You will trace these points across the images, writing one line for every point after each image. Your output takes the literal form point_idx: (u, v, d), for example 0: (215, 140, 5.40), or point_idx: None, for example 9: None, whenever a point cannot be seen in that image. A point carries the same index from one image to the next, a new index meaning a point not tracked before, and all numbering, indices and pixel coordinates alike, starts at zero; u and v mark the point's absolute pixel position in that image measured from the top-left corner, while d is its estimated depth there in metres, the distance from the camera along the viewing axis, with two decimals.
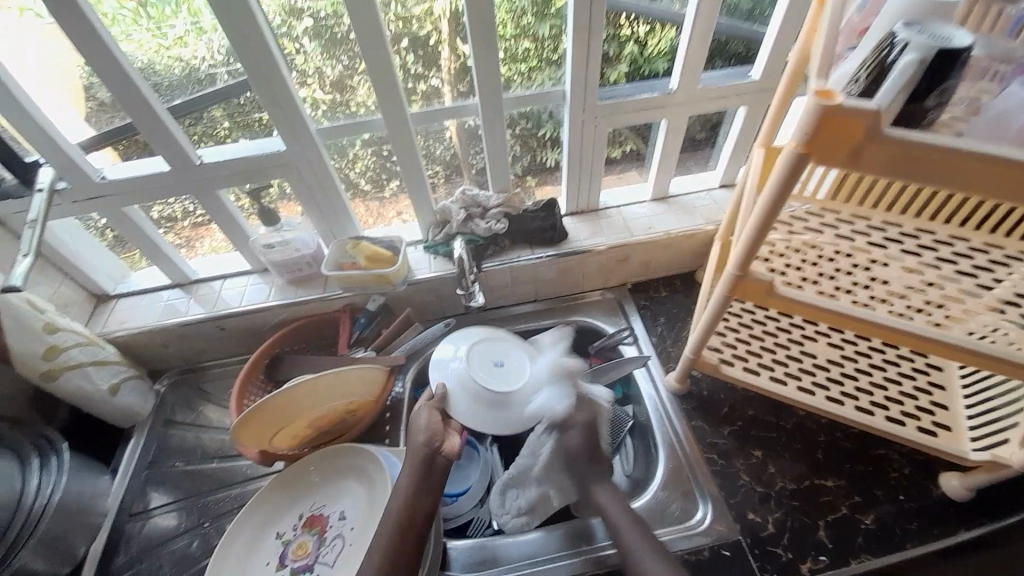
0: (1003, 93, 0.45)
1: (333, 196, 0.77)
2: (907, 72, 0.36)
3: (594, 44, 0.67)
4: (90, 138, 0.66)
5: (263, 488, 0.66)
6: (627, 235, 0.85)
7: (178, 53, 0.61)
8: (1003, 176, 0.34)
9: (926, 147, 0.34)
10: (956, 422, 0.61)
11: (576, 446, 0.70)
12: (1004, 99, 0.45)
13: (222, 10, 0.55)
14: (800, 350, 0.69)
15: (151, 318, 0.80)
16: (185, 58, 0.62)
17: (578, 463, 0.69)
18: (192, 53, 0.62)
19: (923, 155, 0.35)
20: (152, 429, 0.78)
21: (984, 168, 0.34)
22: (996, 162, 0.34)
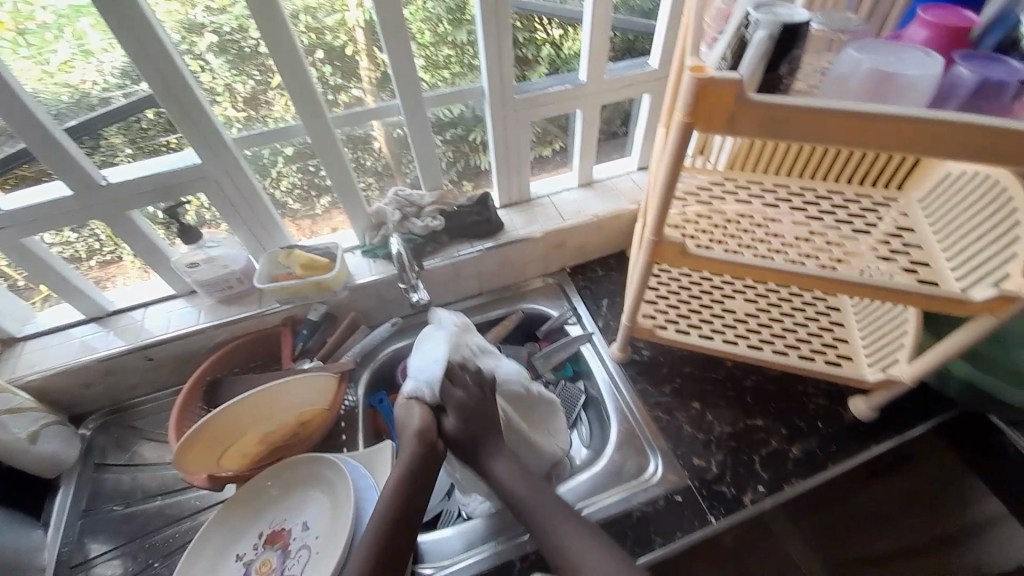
0: (841, 58, 0.48)
1: (261, 210, 0.75)
2: (761, 45, 0.43)
3: (505, 44, 0.71)
4: None
5: (220, 509, 0.63)
6: (560, 220, 0.89)
7: (64, 79, 0.58)
8: (854, 126, 0.40)
9: (808, 108, 0.40)
10: (854, 353, 0.70)
11: (451, 428, 0.60)
12: (842, 63, 0.48)
13: (123, 28, 0.53)
14: (722, 309, 0.75)
15: (66, 357, 0.74)
16: (73, 84, 0.59)
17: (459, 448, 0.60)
18: (80, 78, 0.59)
19: (798, 116, 0.40)
20: (82, 475, 0.72)
21: (861, 123, 0.40)
22: (866, 118, 0.40)
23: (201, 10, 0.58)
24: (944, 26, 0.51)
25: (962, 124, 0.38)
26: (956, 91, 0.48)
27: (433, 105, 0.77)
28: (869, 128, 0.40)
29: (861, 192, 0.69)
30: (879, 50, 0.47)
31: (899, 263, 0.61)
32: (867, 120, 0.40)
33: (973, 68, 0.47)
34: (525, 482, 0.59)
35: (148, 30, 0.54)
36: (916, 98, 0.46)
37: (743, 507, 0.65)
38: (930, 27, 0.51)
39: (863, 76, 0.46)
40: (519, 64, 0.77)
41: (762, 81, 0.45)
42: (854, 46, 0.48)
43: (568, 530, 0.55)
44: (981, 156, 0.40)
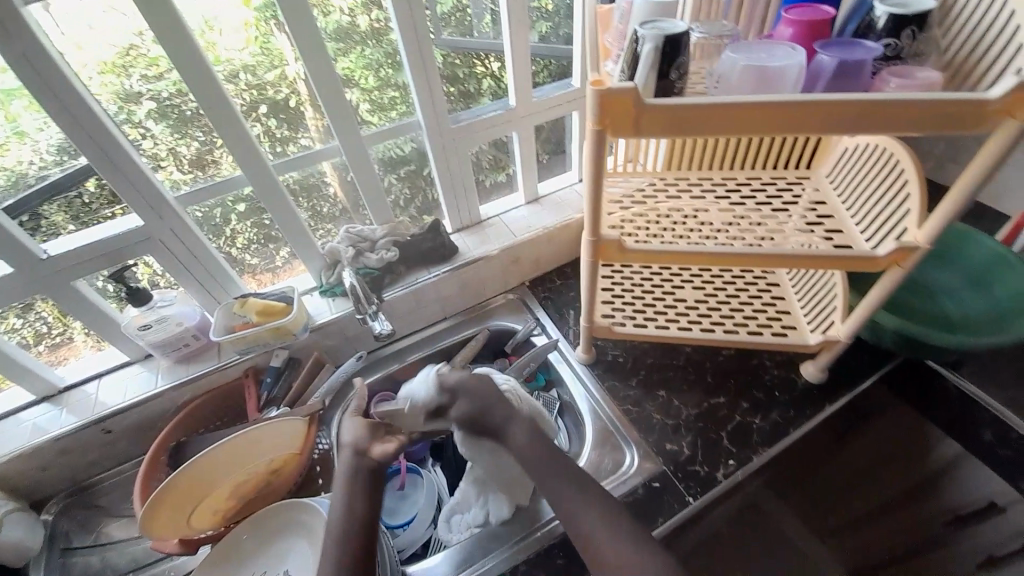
0: (722, 60, 0.54)
1: (212, 265, 0.75)
2: (649, 56, 0.48)
3: (436, 82, 0.75)
4: None
5: (197, 569, 0.61)
6: (513, 237, 0.93)
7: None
8: (741, 116, 0.45)
9: (697, 106, 0.45)
10: (797, 321, 0.75)
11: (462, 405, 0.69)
12: (722, 64, 0.54)
13: (59, 103, 0.55)
14: (673, 299, 0.80)
15: (16, 442, 0.71)
16: (8, 166, 0.59)
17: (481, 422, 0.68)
18: (16, 159, 0.59)
19: (713, 112, 0.45)
20: (51, 563, 0.69)
21: (773, 113, 0.45)
22: (777, 106, 0.44)
23: (137, 79, 0.60)
24: (804, 23, 0.58)
25: (850, 101, 0.43)
26: (822, 74, 0.55)
27: (373, 141, 0.79)
28: (756, 115, 0.45)
29: (777, 174, 0.75)
30: (750, 48, 0.53)
31: (818, 232, 0.67)
32: (753, 109, 0.45)
33: (831, 54, 0.54)
34: (534, 439, 0.65)
35: (83, 105, 0.56)
36: (789, 84, 0.51)
37: (717, 482, 0.67)
38: (793, 25, 0.58)
39: (740, 72, 0.52)
40: (463, 98, 0.83)
41: (655, 88, 0.50)
42: (729, 48, 0.54)
43: (563, 484, 0.60)
44: (872, 126, 0.45)
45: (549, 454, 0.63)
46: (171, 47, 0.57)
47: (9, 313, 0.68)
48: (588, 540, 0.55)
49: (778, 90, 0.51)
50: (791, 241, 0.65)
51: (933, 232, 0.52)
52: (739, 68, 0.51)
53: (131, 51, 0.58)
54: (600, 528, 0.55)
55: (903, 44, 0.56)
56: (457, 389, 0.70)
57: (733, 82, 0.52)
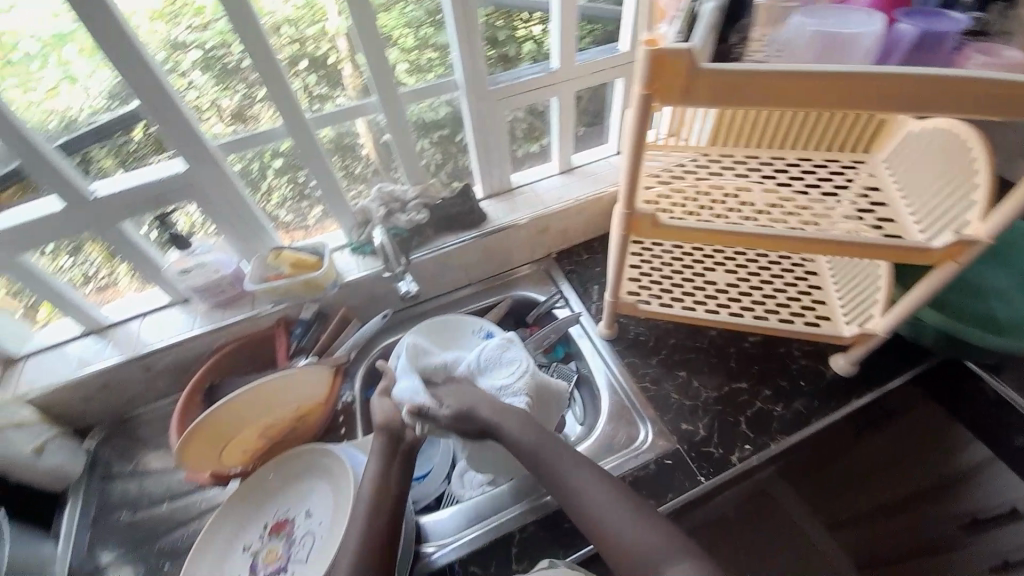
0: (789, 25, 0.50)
1: (248, 216, 0.77)
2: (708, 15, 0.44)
3: (478, 42, 0.73)
4: None
5: (223, 505, 0.63)
6: (543, 207, 0.91)
7: (51, 106, 0.60)
8: (802, 87, 0.42)
9: (756, 74, 0.42)
10: (832, 312, 0.72)
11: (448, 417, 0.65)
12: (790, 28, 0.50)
13: (111, 47, 0.55)
14: (703, 280, 0.78)
15: (67, 371, 0.76)
16: (60, 109, 0.61)
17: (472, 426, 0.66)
18: (68, 104, 0.61)
19: (754, 81, 0.42)
20: (89, 488, 0.76)
21: (821, 85, 0.42)
22: (826, 79, 0.41)
23: (183, 29, 0.60)
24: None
25: (907, 76, 0.40)
26: (899, 45, 0.50)
27: (411, 100, 0.78)
28: (819, 87, 0.42)
29: (828, 156, 0.71)
30: (821, 14, 0.49)
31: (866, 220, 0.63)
32: (816, 80, 0.42)
33: (912, 23, 0.49)
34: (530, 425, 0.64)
35: (134, 54, 0.57)
36: (862, 55, 0.48)
37: (730, 465, 0.67)
38: None
39: (809, 38, 0.48)
40: (501, 62, 0.80)
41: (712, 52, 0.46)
42: (800, 12, 0.50)
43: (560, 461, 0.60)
44: (930, 106, 0.42)
45: (545, 444, 0.61)
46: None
47: (60, 252, 0.71)
48: (595, 527, 0.54)
49: (849, 60, 0.48)
50: (837, 228, 0.62)
51: (997, 225, 0.48)
52: (809, 32, 0.48)
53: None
54: (598, 501, 0.55)
55: (989, 19, 0.53)
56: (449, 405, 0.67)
57: (800, 48, 0.49)
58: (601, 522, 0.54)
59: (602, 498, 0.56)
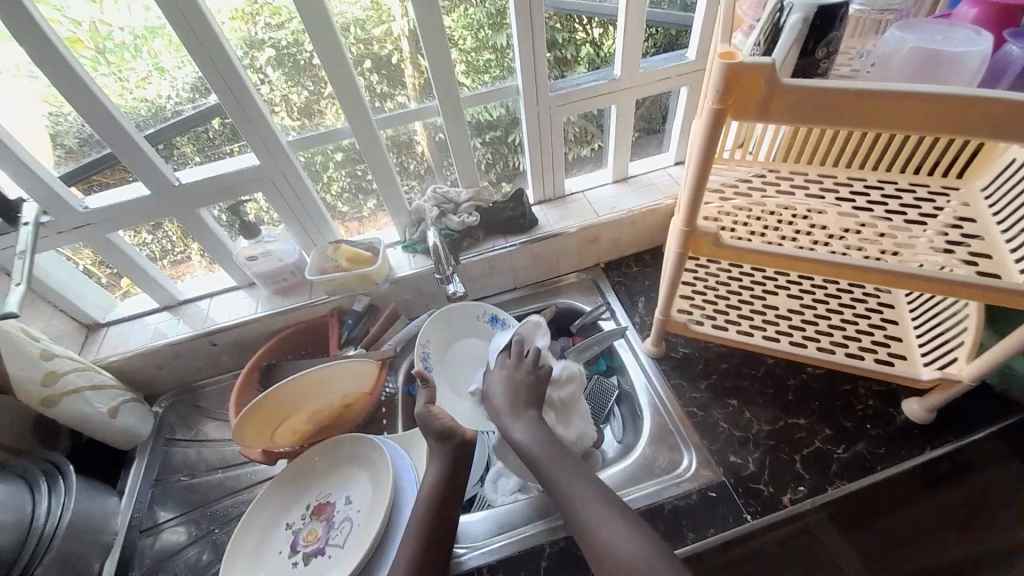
0: (882, 41, 0.46)
1: (310, 209, 0.80)
2: (794, 29, 0.40)
3: (540, 46, 0.72)
4: (66, 173, 0.68)
5: (271, 483, 0.67)
6: (595, 216, 0.90)
7: (143, 94, 0.65)
8: (902, 107, 0.39)
9: (843, 90, 0.39)
10: (908, 350, 0.67)
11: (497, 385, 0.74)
12: (883, 45, 0.46)
13: (199, 47, 0.59)
14: (762, 304, 0.74)
15: (144, 341, 0.83)
16: (150, 98, 0.66)
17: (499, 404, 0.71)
18: (157, 92, 0.66)
19: (837, 99, 0.39)
20: (154, 448, 0.82)
21: (917, 107, 0.38)
22: (927, 100, 0.38)
23: (261, 26, 0.63)
24: (993, 3, 0.48)
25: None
26: (1009, 68, 0.45)
27: (470, 103, 0.79)
28: (923, 109, 0.38)
29: (917, 179, 0.64)
30: (924, 28, 0.44)
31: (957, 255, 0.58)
32: (921, 101, 0.38)
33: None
34: (534, 431, 0.66)
35: (218, 54, 0.61)
36: (965, 77, 0.43)
37: (781, 506, 0.63)
38: (978, 6, 0.49)
39: (904, 56, 0.44)
40: (558, 65, 0.79)
41: (797, 66, 0.42)
42: (897, 26, 0.45)
43: (551, 466, 0.62)
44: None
45: (550, 450, 0.63)
46: None
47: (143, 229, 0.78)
48: (585, 528, 0.54)
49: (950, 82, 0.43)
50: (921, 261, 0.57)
51: None
52: (908, 48, 0.43)
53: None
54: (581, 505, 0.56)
55: None
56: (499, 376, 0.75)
57: (892, 67, 0.45)
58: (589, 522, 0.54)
59: (595, 503, 0.56)
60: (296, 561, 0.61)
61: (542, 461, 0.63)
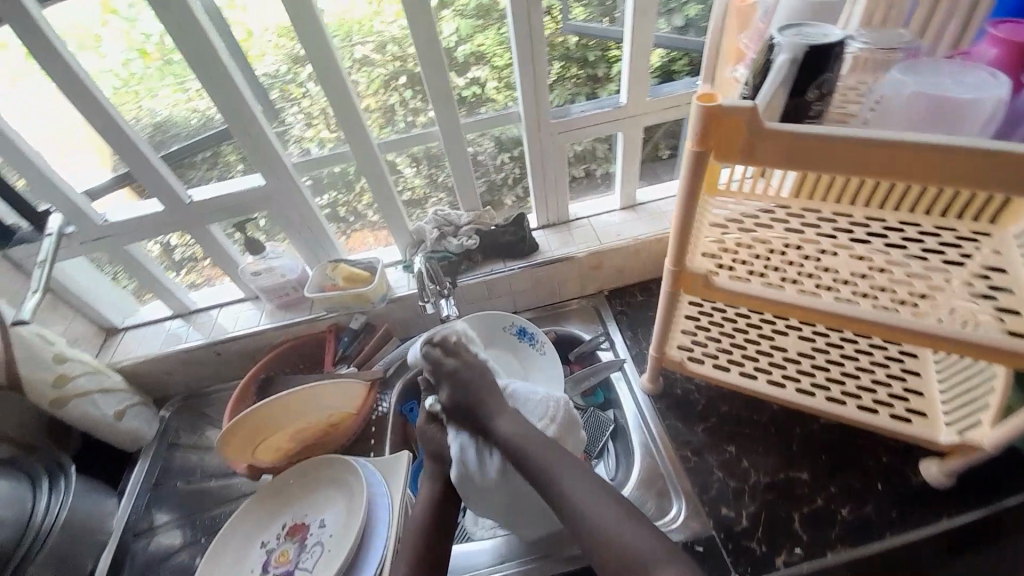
0: (884, 81, 0.42)
1: (315, 228, 0.82)
2: (781, 70, 0.38)
3: (540, 75, 0.71)
4: (108, 182, 0.73)
5: (248, 501, 0.68)
6: (596, 242, 0.88)
7: (196, 105, 0.68)
8: (894, 158, 0.36)
9: (825, 137, 0.36)
10: (929, 408, 0.62)
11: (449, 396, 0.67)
12: (883, 87, 0.42)
13: (213, 82, 0.63)
14: (770, 345, 0.70)
15: (156, 346, 0.87)
16: (202, 109, 0.69)
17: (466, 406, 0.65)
18: (208, 104, 0.68)
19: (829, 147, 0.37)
20: (156, 453, 0.85)
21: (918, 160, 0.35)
22: (932, 154, 0.35)
23: None
24: (1017, 41, 0.43)
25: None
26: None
27: (470, 130, 0.79)
28: (918, 161, 0.35)
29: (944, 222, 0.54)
30: (930, 70, 0.41)
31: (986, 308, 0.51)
32: (916, 152, 0.35)
33: None
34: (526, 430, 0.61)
35: (229, 82, 0.63)
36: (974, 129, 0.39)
37: (774, 568, 0.59)
38: (1000, 45, 0.44)
39: (906, 100, 0.40)
40: (589, 82, 0.78)
41: (786, 107, 0.39)
42: (899, 67, 0.42)
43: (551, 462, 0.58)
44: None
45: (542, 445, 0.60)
46: (296, 23, 0.61)
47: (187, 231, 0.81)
48: (591, 531, 0.52)
49: (957, 130, 0.39)
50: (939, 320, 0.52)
51: None
52: (906, 94, 0.40)
53: None
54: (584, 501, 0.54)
55: None
56: (454, 375, 0.68)
57: (895, 112, 0.41)
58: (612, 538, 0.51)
59: (601, 504, 0.54)
60: None
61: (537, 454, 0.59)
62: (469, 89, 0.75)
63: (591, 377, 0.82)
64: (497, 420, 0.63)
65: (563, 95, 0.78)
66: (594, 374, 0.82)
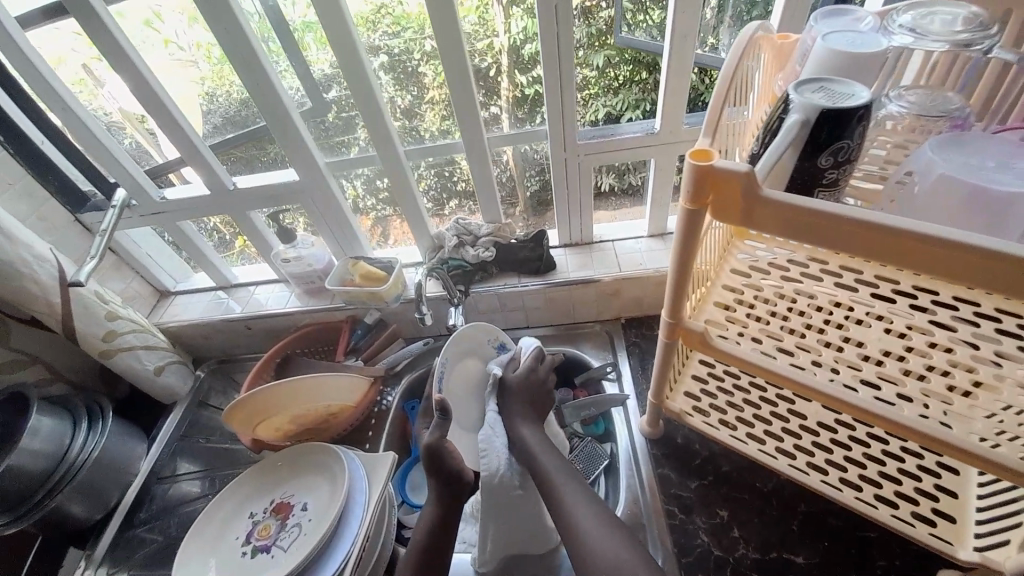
0: (918, 154, 0.37)
1: (341, 223, 0.86)
2: (790, 132, 0.33)
3: (569, 96, 0.69)
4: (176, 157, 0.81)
5: (243, 474, 0.74)
6: (616, 269, 0.84)
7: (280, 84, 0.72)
8: (908, 247, 0.31)
9: (831, 216, 0.32)
10: (961, 513, 0.54)
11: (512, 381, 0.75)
12: (915, 161, 0.37)
13: (256, 85, 0.67)
14: (787, 408, 0.64)
15: (197, 313, 0.96)
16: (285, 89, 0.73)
17: (514, 398, 0.73)
18: (291, 85, 0.72)
19: (842, 232, 0.33)
20: (188, 408, 0.94)
21: (952, 256, 0.30)
22: (965, 251, 0.29)
23: (381, 34, 0.68)
24: None
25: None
26: None
27: (499, 144, 0.80)
28: (941, 256, 0.30)
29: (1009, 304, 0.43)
30: (966, 149, 0.36)
31: None
32: (937, 246, 0.30)
33: None
34: (543, 444, 0.67)
35: (269, 85, 0.68)
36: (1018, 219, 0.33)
37: None
38: None
39: (934, 182, 0.35)
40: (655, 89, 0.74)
41: (794, 170, 0.35)
42: (931, 141, 0.37)
43: (558, 477, 0.62)
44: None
45: (552, 457, 0.65)
46: (331, 37, 0.64)
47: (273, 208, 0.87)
48: (574, 530, 0.57)
49: (1000, 220, 0.33)
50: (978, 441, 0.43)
51: None
52: (932, 175, 0.35)
53: (382, 8, 0.66)
54: (576, 506, 0.59)
55: None
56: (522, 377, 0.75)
57: (919, 202, 0.36)
58: (592, 545, 0.54)
59: (587, 509, 0.58)
60: (245, 551, 0.66)
61: (547, 463, 0.64)
62: (532, 87, 0.73)
63: (591, 408, 0.79)
64: (520, 425, 0.70)
65: (628, 100, 0.75)
66: (594, 405, 0.79)
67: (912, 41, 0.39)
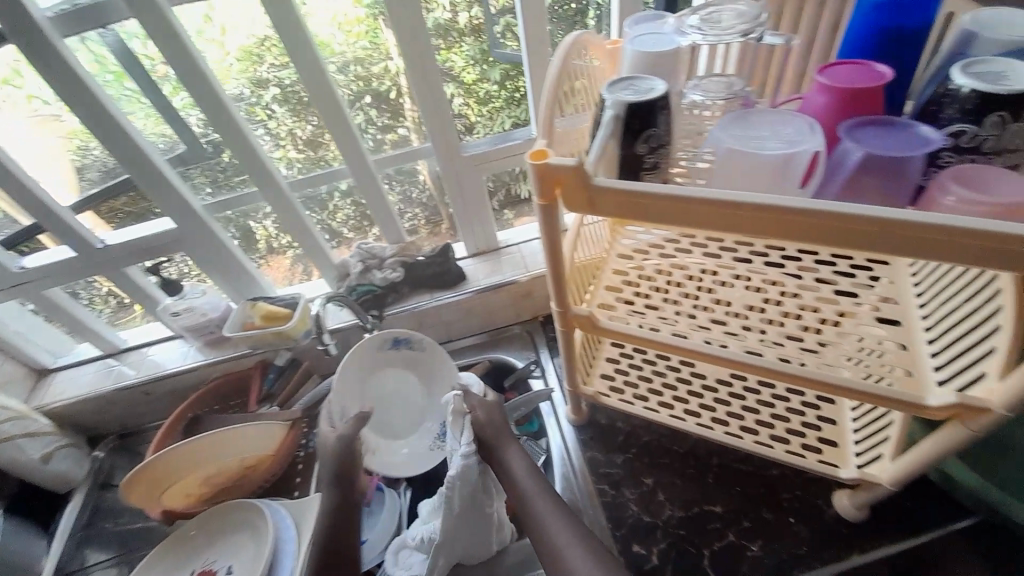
0: (711, 137, 0.43)
1: (234, 266, 0.82)
2: (608, 126, 0.38)
3: (446, 114, 0.72)
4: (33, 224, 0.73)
5: (151, 553, 0.67)
6: (524, 271, 0.87)
7: (162, 129, 0.69)
8: (732, 213, 0.36)
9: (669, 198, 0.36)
10: (840, 437, 0.61)
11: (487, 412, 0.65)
12: (710, 144, 0.43)
13: (115, 134, 0.63)
14: (689, 372, 0.70)
15: (82, 388, 0.86)
16: (167, 133, 0.69)
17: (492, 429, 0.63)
18: (174, 130, 0.69)
19: (689, 206, 0.36)
20: (88, 494, 0.84)
21: (782, 217, 0.34)
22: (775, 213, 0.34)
23: (268, 67, 0.67)
24: (839, 90, 0.43)
25: (926, 220, 0.31)
26: (840, 167, 0.41)
27: (381, 166, 0.79)
28: (758, 219, 0.35)
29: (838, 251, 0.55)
30: (750, 123, 0.42)
31: (886, 335, 0.50)
32: (752, 210, 0.35)
33: (857, 143, 0.40)
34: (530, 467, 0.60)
35: (131, 135, 0.64)
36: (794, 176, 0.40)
37: None
38: (828, 93, 0.44)
39: (725, 155, 0.41)
40: None
41: (619, 158, 0.40)
42: (717, 124, 0.43)
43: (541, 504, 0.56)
44: (971, 256, 0.31)
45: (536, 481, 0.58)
46: (187, 70, 0.61)
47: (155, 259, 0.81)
48: (556, 554, 0.52)
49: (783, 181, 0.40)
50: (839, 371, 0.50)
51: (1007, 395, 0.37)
52: (719, 150, 0.41)
53: (266, 41, 0.65)
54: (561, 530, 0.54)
55: (984, 132, 0.40)
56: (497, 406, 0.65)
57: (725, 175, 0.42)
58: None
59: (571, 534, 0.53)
60: None
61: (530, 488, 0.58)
62: None
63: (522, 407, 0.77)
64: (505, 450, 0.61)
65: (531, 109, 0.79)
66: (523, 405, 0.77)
67: (700, 37, 0.45)
